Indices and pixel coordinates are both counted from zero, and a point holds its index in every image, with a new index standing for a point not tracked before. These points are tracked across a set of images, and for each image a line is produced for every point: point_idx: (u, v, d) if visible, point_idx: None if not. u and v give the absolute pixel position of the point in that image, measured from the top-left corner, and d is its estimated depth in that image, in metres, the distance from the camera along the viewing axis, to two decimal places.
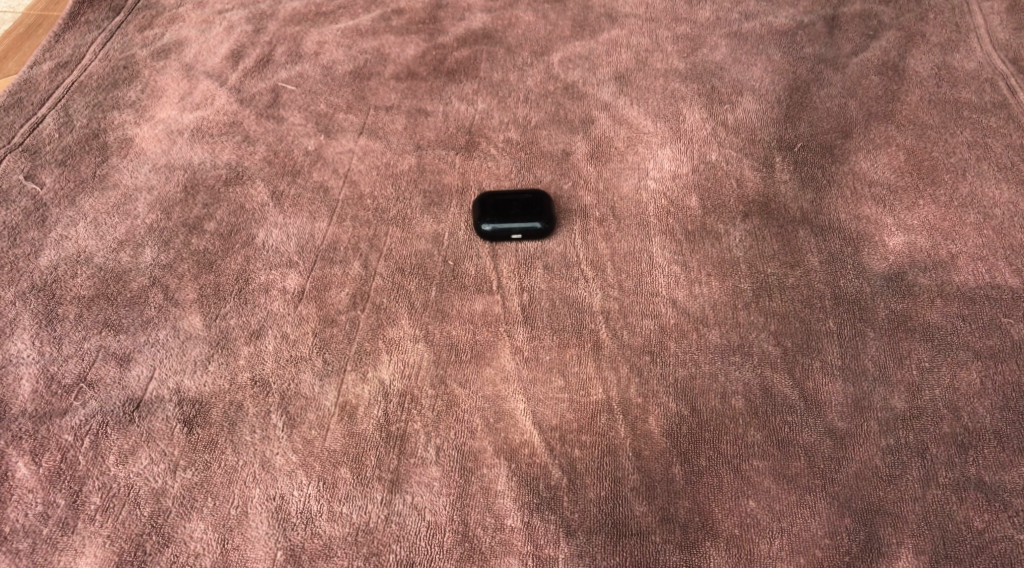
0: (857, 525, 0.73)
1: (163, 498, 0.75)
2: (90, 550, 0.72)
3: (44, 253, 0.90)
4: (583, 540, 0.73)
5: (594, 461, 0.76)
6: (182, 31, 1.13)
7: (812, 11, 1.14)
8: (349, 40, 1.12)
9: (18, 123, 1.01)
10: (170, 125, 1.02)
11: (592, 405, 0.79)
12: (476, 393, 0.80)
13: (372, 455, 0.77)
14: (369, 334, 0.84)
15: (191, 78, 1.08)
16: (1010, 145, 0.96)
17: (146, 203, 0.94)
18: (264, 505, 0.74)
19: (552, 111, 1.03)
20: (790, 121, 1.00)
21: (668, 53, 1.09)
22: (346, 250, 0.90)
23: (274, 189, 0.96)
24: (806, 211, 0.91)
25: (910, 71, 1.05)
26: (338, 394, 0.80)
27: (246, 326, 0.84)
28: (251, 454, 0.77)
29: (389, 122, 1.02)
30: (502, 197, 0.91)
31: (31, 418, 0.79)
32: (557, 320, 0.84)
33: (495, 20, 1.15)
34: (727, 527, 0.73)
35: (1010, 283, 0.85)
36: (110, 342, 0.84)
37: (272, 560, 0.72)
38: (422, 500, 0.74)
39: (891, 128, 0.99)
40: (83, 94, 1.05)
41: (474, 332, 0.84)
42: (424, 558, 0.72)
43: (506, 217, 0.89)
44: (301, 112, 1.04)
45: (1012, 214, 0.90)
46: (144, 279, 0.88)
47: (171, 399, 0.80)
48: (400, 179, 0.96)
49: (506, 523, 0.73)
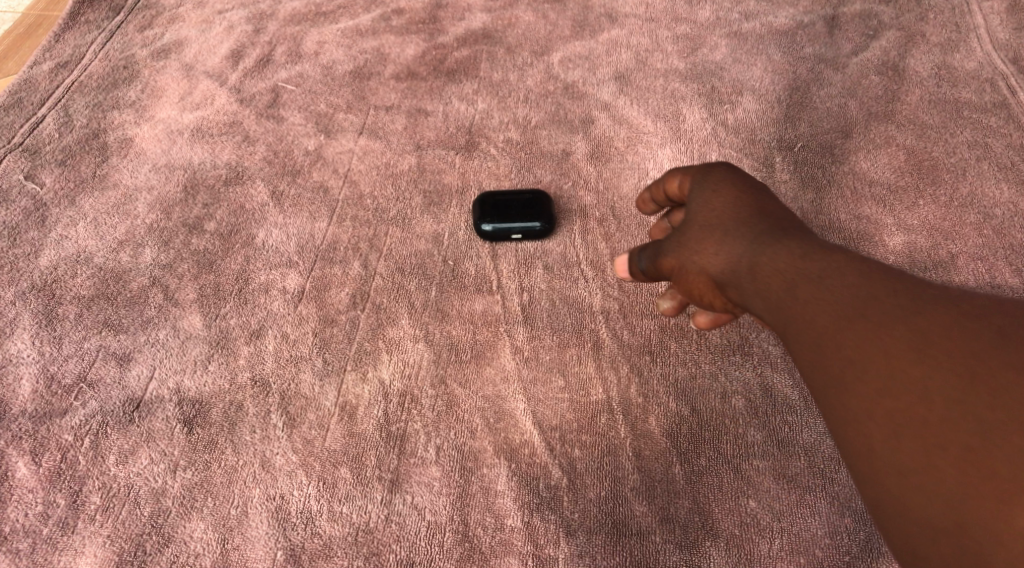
0: (857, 525, 0.73)
1: (162, 498, 0.75)
2: (91, 550, 0.72)
3: (44, 253, 0.90)
4: (582, 540, 0.73)
5: (594, 460, 0.76)
6: (181, 31, 1.13)
7: (812, 11, 1.14)
8: (349, 40, 1.12)
9: (18, 123, 1.01)
10: (170, 125, 1.02)
11: (592, 405, 0.79)
12: (476, 393, 0.80)
13: (371, 455, 0.77)
14: (369, 334, 0.84)
15: (190, 78, 1.08)
16: (1010, 145, 0.96)
17: (146, 203, 0.94)
18: (265, 505, 0.74)
19: (552, 111, 1.03)
20: (790, 121, 1.00)
21: (668, 53, 1.09)
22: (346, 250, 0.90)
23: (274, 189, 0.96)
24: (806, 211, 0.91)
25: (910, 71, 1.05)
26: (338, 394, 0.80)
27: (246, 327, 0.84)
28: (252, 454, 0.77)
29: (389, 122, 1.02)
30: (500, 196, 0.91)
31: (31, 418, 0.79)
32: (557, 320, 0.84)
33: (495, 20, 1.15)
34: (727, 528, 0.73)
35: (1010, 283, 0.85)
36: (110, 342, 0.84)
37: (272, 560, 0.72)
38: (422, 500, 0.74)
39: (891, 128, 0.99)
40: (83, 94, 1.05)
41: (474, 332, 0.84)
42: (424, 558, 0.72)
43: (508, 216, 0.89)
44: (301, 112, 1.03)
45: (1012, 215, 0.90)
46: (144, 279, 0.88)
47: (171, 399, 0.80)
48: (400, 179, 0.96)
49: (506, 523, 0.73)
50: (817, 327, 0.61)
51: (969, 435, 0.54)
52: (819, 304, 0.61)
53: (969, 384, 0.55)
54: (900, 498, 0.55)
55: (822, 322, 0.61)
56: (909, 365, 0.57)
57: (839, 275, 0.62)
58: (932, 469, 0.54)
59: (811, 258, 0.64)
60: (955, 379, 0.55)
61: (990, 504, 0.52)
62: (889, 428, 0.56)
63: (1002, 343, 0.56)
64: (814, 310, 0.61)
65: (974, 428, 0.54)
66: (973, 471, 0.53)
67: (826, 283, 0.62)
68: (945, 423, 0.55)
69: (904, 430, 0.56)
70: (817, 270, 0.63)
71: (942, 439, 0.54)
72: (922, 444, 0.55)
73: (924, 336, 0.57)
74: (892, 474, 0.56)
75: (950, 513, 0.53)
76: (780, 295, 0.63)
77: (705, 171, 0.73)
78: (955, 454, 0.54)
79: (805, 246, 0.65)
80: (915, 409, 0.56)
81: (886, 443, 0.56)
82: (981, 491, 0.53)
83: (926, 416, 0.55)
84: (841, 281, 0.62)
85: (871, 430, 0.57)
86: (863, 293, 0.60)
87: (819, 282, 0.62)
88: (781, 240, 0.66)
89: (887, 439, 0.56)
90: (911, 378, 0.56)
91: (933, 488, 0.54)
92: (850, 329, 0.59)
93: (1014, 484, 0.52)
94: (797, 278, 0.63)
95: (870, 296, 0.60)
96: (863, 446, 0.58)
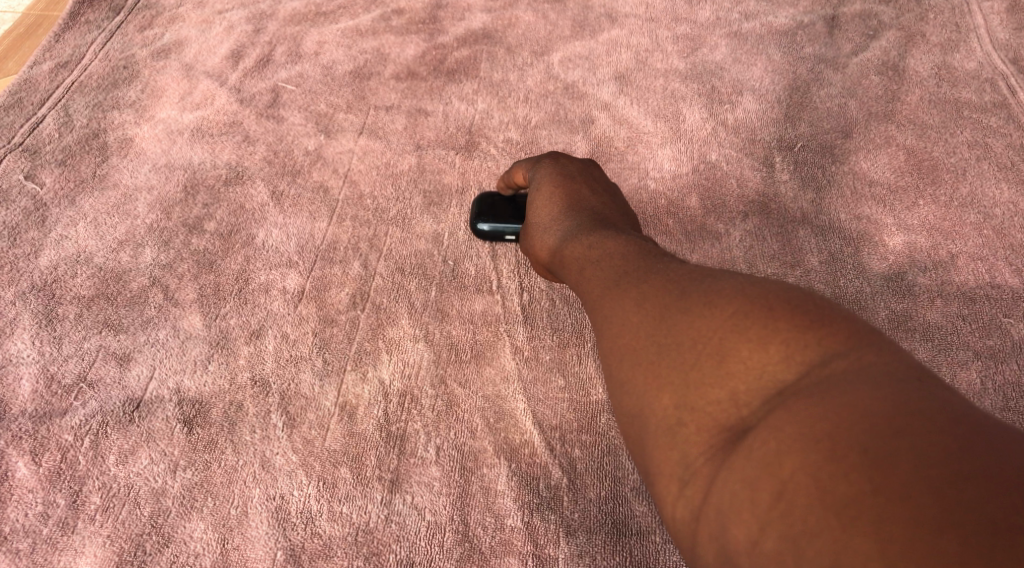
0: None
1: (162, 498, 0.75)
2: (91, 550, 0.72)
3: (44, 253, 0.90)
4: (582, 540, 0.72)
5: (593, 460, 0.76)
6: (181, 31, 1.13)
7: (812, 11, 1.14)
8: (349, 41, 1.12)
9: (18, 123, 1.01)
10: (170, 125, 1.02)
11: (592, 405, 0.79)
12: (477, 393, 0.80)
13: (371, 455, 0.77)
14: (369, 334, 0.84)
15: (190, 77, 1.08)
16: (1010, 145, 0.96)
17: (146, 203, 0.94)
18: (265, 505, 0.74)
19: (552, 111, 1.03)
20: (789, 121, 1.00)
21: (668, 53, 1.09)
22: (346, 250, 0.90)
23: (274, 189, 0.96)
24: (806, 212, 0.91)
25: (910, 71, 1.05)
26: (339, 394, 0.80)
27: (246, 327, 0.85)
28: (252, 454, 0.77)
29: (389, 122, 1.02)
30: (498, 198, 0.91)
31: (31, 418, 0.79)
32: (556, 320, 0.84)
33: (495, 20, 1.15)
34: None
35: (1011, 283, 0.85)
36: (110, 342, 0.84)
37: (271, 560, 0.72)
38: (422, 500, 0.74)
39: (891, 128, 0.99)
40: (83, 94, 1.05)
41: (474, 332, 0.84)
42: (424, 558, 0.72)
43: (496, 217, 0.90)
44: (301, 112, 1.03)
45: (1012, 215, 0.90)
46: (144, 279, 0.88)
47: (172, 399, 0.80)
48: (400, 179, 0.96)
49: (506, 523, 0.73)
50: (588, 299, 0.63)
51: (676, 375, 0.54)
52: (597, 279, 0.64)
53: (682, 333, 0.55)
54: (630, 429, 0.56)
55: (595, 294, 0.63)
56: (643, 322, 0.57)
57: (612, 255, 0.65)
58: (650, 407, 0.54)
59: (595, 244, 0.68)
60: (668, 328, 0.55)
61: (679, 430, 0.52)
62: (626, 376, 0.56)
63: (712, 299, 0.55)
64: (594, 283, 0.64)
65: (674, 368, 0.54)
66: (677, 406, 0.53)
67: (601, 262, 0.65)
68: (667, 363, 0.54)
69: (641, 381, 0.55)
70: (598, 254, 0.66)
71: (662, 379, 0.54)
72: (647, 387, 0.55)
73: (657, 297, 0.58)
74: (626, 411, 0.56)
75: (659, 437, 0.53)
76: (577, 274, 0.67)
77: (545, 177, 0.81)
78: (664, 393, 0.54)
79: (592, 232, 0.70)
80: (648, 359, 0.55)
81: (624, 386, 0.56)
82: (677, 421, 0.52)
83: (653, 360, 0.55)
84: (614, 257, 0.64)
85: (616, 375, 0.57)
86: (623, 269, 0.62)
87: (598, 262, 0.65)
88: (579, 229, 0.71)
89: (626, 381, 0.56)
90: (641, 331, 0.57)
91: (649, 422, 0.54)
92: (608, 295, 0.61)
93: (693, 413, 0.52)
94: (585, 261, 0.67)
95: (629, 272, 0.62)
96: (614, 390, 0.57)
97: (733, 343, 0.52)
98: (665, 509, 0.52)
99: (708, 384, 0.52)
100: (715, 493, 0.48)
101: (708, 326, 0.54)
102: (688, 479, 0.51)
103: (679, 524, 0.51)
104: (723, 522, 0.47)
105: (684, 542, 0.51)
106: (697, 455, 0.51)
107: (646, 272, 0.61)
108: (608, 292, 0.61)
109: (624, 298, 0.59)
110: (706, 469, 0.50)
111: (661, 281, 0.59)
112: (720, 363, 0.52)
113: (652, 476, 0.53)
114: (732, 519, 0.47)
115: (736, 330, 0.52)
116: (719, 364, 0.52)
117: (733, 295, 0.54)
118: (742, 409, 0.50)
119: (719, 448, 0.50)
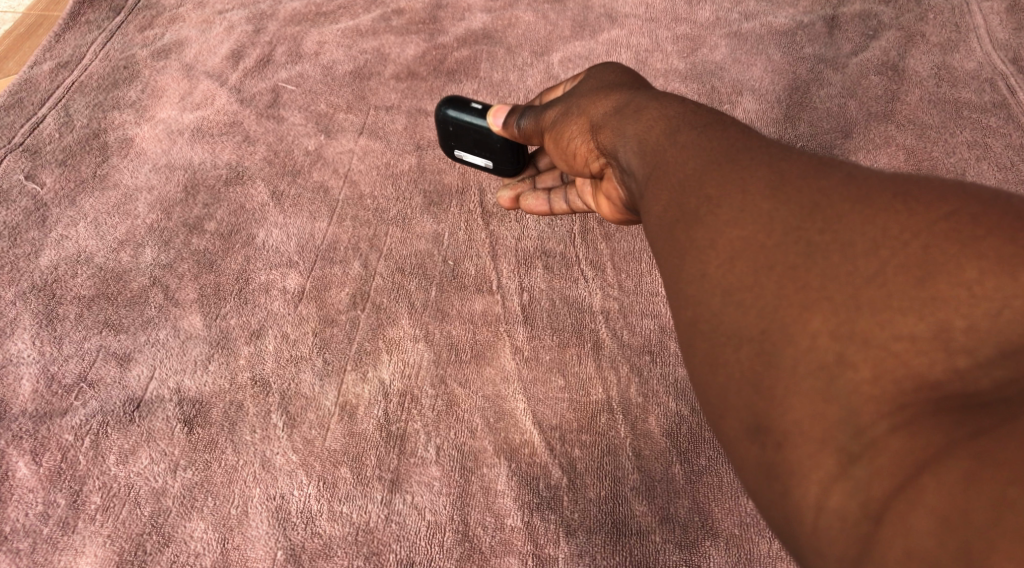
0: None
1: (163, 498, 0.75)
2: (90, 550, 0.72)
3: (44, 253, 0.90)
4: (582, 540, 0.72)
5: (593, 460, 0.76)
6: (181, 31, 1.14)
7: (812, 11, 1.14)
8: (349, 40, 1.12)
9: (19, 123, 1.01)
10: (169, 125, 1.02)
11: (592, 405, 0.79)
12: (477, 393, 0.80)
13: (371, 455, 0.77)
14: (369, 334, 0.84)
15: (190, 77, 1.08)
16: (1010, 144, 0.96)
17: (146, 203, 0.94)
18: (265, 504, 0.74)
19: None
20: (789, 121, 1.01)
21: (668, 53, 1.09)
22: (346, 250, 0.90)
23: (274, 189, 0.96)
24: None
25: (910, 71, 1.05)
26: (339, 393, 0.80)
27: (246, 326, 0.85)
28: (251, 454, 0.77)
29: (389, 122, 1.02)
30: (465, 108, 0.85)
31: (31, 418, 0.79)
32: (557, 319, 0.84)
33: (495, 20, 1.15)
34: (727, 527, 0.72)
35: None
36: (110, 342, 0.84)
37: (271, 560, 0.72)
38: (422, 500, 0.74)
39: (891, 128, 0.99)
40: (83, 94, 1.05)
41: (474, 332, 0.84)
42: (424, 558, 0.72)
43: (457, 141, 0.87)
44: (301, 112, 1.04)
45: None
46: (144, 279, 0.88)
47: (171, 399, 0.80)
48: (400, 179, 0.96)
49: (506, 522, 0.73)
50: (681, 180, 0.57)
51: (839, 294, 0.49)
52: (692, 149, 0.59)
53: (853, 238, 0.50)
54: (746, 359, 0.50)
55: (692, 167, 0.58)
56: (786, 218, 0.52)
57: (717, 129, 0.60)
58: (788, 330, 0.49)
59: (698, 113, 0.62)
60: (823, 229, 0.51)
61: (841, 372, 0.47)
62: (750, 284, 0.51)
63: (894, 203, 0.50)
64: (686, 155, 0.59)
65: (839, 288, 0.49)
66: (838, 337, 0.48)
67: (706, 132, 0.60)
68: (823, 275, 0.50)
69: (777, 290, 0.50)
70: (702, 122, 0.61)
71: (814, 294, 0.49)
72: (785, 304, 0.50)
73: (807, 193, 0.53)
74: (734, 332, 0.51)
75: (807, 372, 0.48)
76: (659, 138, 0.62)
77: (603, 63, 0.78)
78: (818, 314, 0.49)
79: (690, 104, 0.64)
80: (791, 267, 0.51)
81: (742, 300, 0.51)
82: (838, 357, 0.47)
83: (801, 268, 0.50)
84: (719, 137, 0.59)
85: (741, 279, 0.52)
86: (742, 146, 0.58)
87: (703, 131, 0.60)
88: (658, 100, 0.66)
89: (758, 289, 0.51)
90: (785, 234, 0.52)
91: (788, 350, 0.48)
92: (721, 177, 0.56)
93: (868, 351, 0.47)
94: (682, 121, 0.62)
95: (742, 148, 0.57)
96: (718, 302, 0.52)
97: (934, 263, 0.48)
98: (801, 482, 0.46)
99: (899, 313, 0.47)
100: (927, 480, 0.43)
101: (902, 234, 0.49)
102: (860, 450, 0.45)
103: (835, 511, 0.45)
104: (941, 529, 0.42)
105: (825, 530, 0.45)
106: (873, 414, 0.46)
107: (776, 157, 0.56)
108: (713, 172, 0.56)
109: (753, 187, 0.54)
110: (895, 442, 0.45)
111: (804, 170, 0.54)
112: (919, 287, 0.47)
113: (782, 432, 0.47)
114: (958, 523, 0.42)
115: (929, 247, 0.48)
116: (922, 290, 0.47)
117: (945, 198, 0.50)
118: (952, 358, 0.46)
119: (914, 412, 0.45)
